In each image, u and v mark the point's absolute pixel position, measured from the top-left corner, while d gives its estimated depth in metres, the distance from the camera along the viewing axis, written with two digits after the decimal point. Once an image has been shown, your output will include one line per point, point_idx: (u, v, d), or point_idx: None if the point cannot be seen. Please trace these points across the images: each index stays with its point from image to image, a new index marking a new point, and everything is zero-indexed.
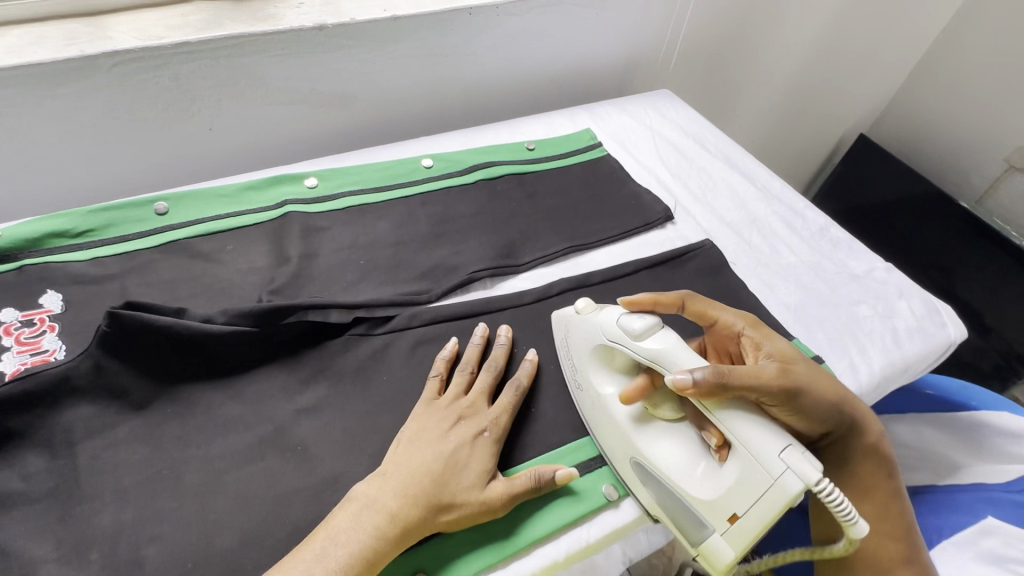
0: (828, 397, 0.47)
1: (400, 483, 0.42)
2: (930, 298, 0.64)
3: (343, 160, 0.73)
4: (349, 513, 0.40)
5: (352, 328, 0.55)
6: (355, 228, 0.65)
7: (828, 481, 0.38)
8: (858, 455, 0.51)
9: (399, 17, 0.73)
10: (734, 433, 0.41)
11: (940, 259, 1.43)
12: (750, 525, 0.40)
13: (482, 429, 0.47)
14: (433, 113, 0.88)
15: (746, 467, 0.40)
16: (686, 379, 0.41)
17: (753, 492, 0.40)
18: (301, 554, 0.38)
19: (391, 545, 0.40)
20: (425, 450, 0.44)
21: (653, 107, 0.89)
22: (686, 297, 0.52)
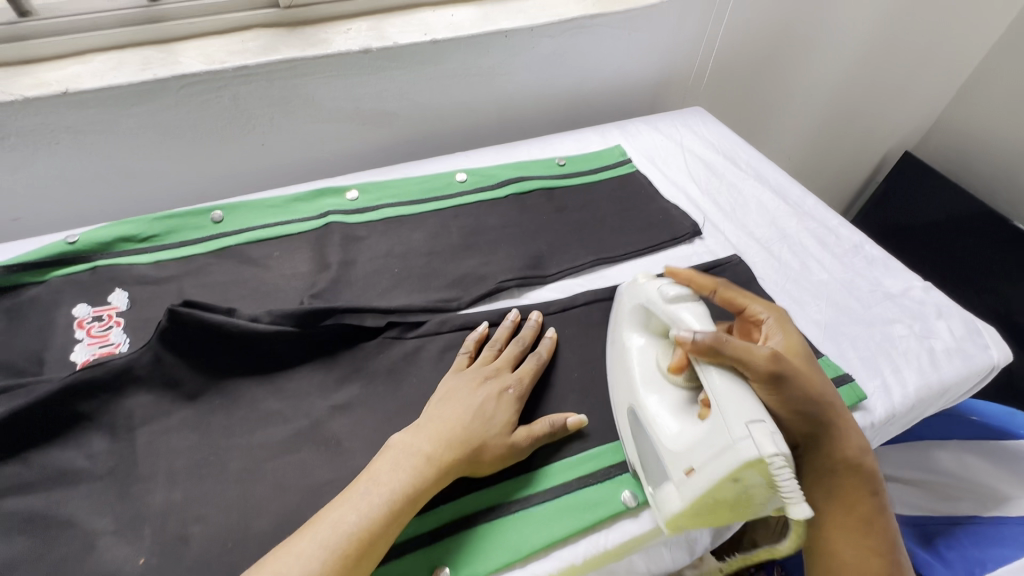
0: (812, 397, 0.47)
1: (434, 430, 0.46)
2: (972, 318, 0.62)
3: (382, 174, 0.77)
4: (389, 458, 0.44)
5: (385, 332, 0.58)
6: (391, 237, 0.69)
7: (778, 455, 0.39)
8: (843, 467, 0.49)
9: (438, 41, 0.77)
10: (718, 393, 0.43)
11: (994, 282, 1.36)
12: (701, 479, 0.41)
13: (507, 388, 0.51)
14: (468, 130, 0.91)
15: (716, 425, 0.42)
16: (688, 336, 0.45)
17: (713, 449, 0.41)
18: (349, 494, 0.42)
19: (428, 485, 0.44)
20: (456, 403, 0.49)
21: (685, 124, 0.91)
22: (719, 285, 0.54)
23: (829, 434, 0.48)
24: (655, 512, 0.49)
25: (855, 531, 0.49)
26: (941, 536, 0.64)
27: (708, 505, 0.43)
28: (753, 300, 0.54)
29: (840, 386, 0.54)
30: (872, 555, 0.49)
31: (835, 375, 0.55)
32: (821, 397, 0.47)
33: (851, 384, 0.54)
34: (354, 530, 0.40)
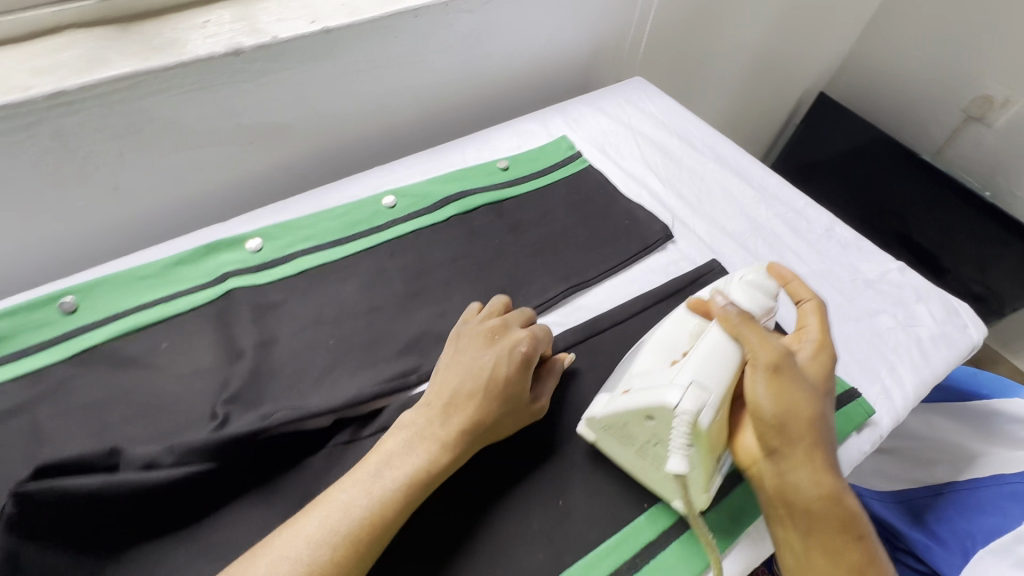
0: (795, 407, 0.41)
1: (443, 408, 0.43)
2: (947, 297, 0.61)
3: (288, 210, 0.62)
4: (402, 439, 0.42)
5: (334, 435, 0.46)
6: (316, 297, 0.55)
7: (688, 413, 0.40)
8: (828, 503, 0.40)
9: (331, 30, 0.60)
10: (704, 348, 0.44)
11: (894, 205, 1.45)
12: (628, 399, 0.43)
13: (517, 347, 0.46)
14: (385, 133, 0.76)
15: (675, 369, 0.43)
16: (720, 300, 0.47)
17: (654, 386, 0.43)
18: (355, 477, 0.40)
19: (443, 468, 0.41)
20: (465, 366, 0.45)
21: (628, 100, 0.81)
22: (809, 297, 0.50)
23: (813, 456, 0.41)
24: None
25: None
26: (931, 511, 0.64)
27: (626, 438, 0.44)
28: (817, 317, 0.48)
29: (847, 403, 0.51)
30: None
31: (841, 392, 0.52)
32: (812, 411, 0.42)
33: (858, 399, 0.52)
34: (365, 514, 0.38)
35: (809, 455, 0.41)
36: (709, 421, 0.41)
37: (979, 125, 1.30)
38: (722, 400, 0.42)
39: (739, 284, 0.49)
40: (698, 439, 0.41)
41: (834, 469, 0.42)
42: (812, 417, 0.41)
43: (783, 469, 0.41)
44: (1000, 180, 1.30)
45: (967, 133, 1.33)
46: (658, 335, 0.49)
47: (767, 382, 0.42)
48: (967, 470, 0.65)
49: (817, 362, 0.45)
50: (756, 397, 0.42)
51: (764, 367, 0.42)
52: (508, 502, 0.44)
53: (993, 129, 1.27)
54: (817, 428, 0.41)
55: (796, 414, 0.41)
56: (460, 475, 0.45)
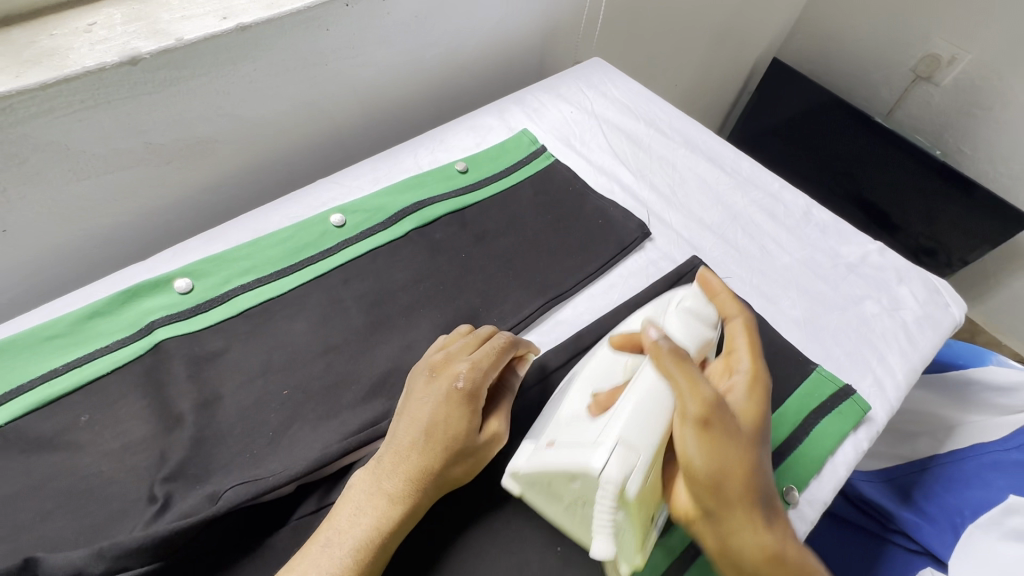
0: (723, 458, 0.38)
1: (389, 460, 0.40)
2: (926, 276, 0.60)
3: (221, 239, 0.54)
4: (352, 500, 0.39)
5: (299, 505, 0.41)
6: (264, 340, 0.48)
7: (613, 482, 0.36)
8: (762, 558, 0.38)
9: (249, 26, 0.52)
10: (635, 400, 0.40)
11: (848, 165, 1.45)
12: (551, 456, 0.39)
13: (455, 380, 0.41)
14: (326, 139, 0.68)
15: (592, 429, 0.40)
16: (652, 333, 0.43)
17: (581, 444, 0.39)
18: (309, 549, 0.36)
19: (397, 526, 0.38)
20: (406, 412, 0.41)
21: (589, 84, 0.76)
22: (741, 316, 0.47)
23: (750, 507, 0.38)
24: None
25: None
26: (918, 488, 0.65)
27: (555, 500, 0.39)
28: (746, 338, 0.45)
29: (843, 401, 0.49)
30: None
31: (837, 389, 0.50)
32: (727, 459, 0.38)
33: (853, 396, 0.50)
34: None
35: (749, 512, 0.38)
36: (638, 486, 0.37)
37: (927, 85, 1.32)
38: (652, 456, 0.38)
39: (678, 314, 0.46)
40: (624, 512, 0.37)
41: (777, 520, 0.39)
42: (751, 476, 0.38)
43: (723, 525, 0.38)
44: (948, 138, 1.33)
45: (916, 93, 1.35)
46: (589, 369, 0.46)
47: (692, 447, 0.38)
48: (950, 442, 0.66)
49: (750, 402, 0.41)
50: (688, 459, 0.38)
51: (694, 424, 0.38)
52: (503, 556, 0.40)
53: (941, 88, 1.30)
54: (753, 481, 0.38)
55: (726, 471, 0.37)
56: (448, 534, 0.41)
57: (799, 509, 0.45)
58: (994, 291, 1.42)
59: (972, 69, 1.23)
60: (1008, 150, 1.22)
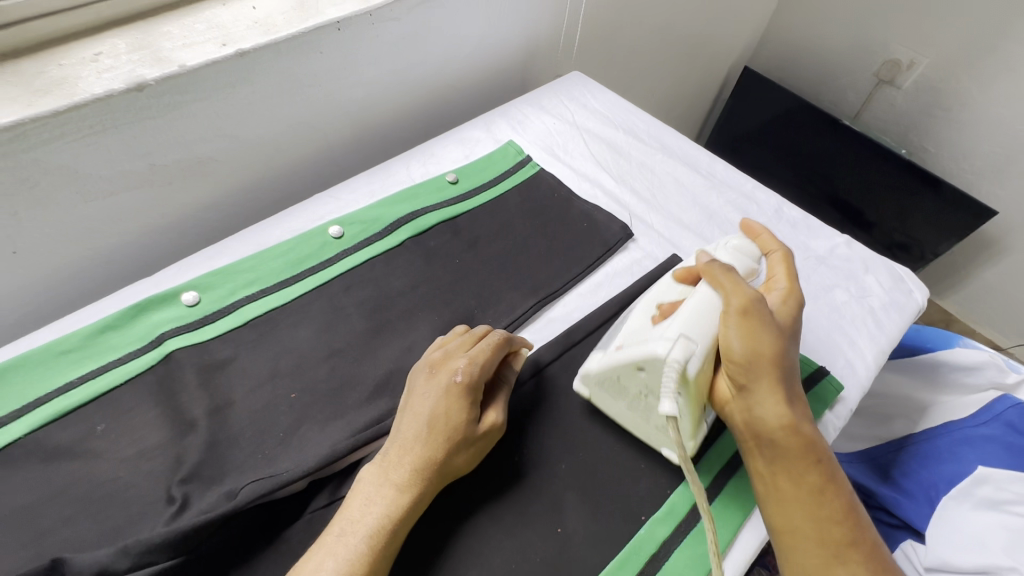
0: (774, 372, 0.43)
1: (396, 453, 0.42)
2: (891, 265, 0.64)
3: (225, 254, 0.57)
4: (362, 491, 0.41)
5: (312, 500, 0.43)
6: (270, 348, 0.51)
7: (678, 362, 0.42)
8: (794, 448, 0.42)
9: (246, 52, 0.55)
10: (688, 305, 0.45)
11: (821, 166, 1.52)
12: (621, 356, 0.45)
13: (454, 374, 0.44)
14: (321, 156, 0.71)
15: (653, 331, 0.45)
16: (705, 256, 0.50)
17: (642, 342, 0.45)
18: (324, 539, 0.39)
19: (406, 512, 0.40)
20: (409, 407, 0.44)
21: (570, 96, 0.80)
22: (778, 249, 0.52)
23: (800, 437, 0.42)
24: None
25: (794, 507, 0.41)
26: (896, 467, 0.68)
27: (619, 390, 0.47)
28: (783, 266, 0.50)
29: (817, 382, 0.53)
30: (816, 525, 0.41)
31: (812, 371, 0.54)
32: (778, 371, 0.43)
33: (828, 377, 0.53)
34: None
35: (795, 442, 0.42)
36: (694, 369, 0.42)
37: (889, 88, 1.40)
38: (707, 349, 0.44)
39: (727, 249, 0.52)
40: (684, 393, 0.43)
41: (823, 460, 0.43)
42: (779, 366, 0.43)
43: (777, 452, 0.43)
44: (912, 138, 1.41)
45: (880, 96, 1.42)
46: (650, 294, 0.50)
47: (730, 342, 0.44)
48: (924, 422, 0.70)
49: (787, 309, 0.47)
50: (727, 349, 0.44)
51: (737, 316, 0.44)
52: (506, 539, 0.43)
53: (902, 91, 1.38)
54: (781, 368, 0.43)
55: (773, 396, 0.43)
56: (454, 521, 0.43)
57: None
58: (965, 282, 1.48)
59: (930, 72, 1.31)
60: (969, 146, 1.30)
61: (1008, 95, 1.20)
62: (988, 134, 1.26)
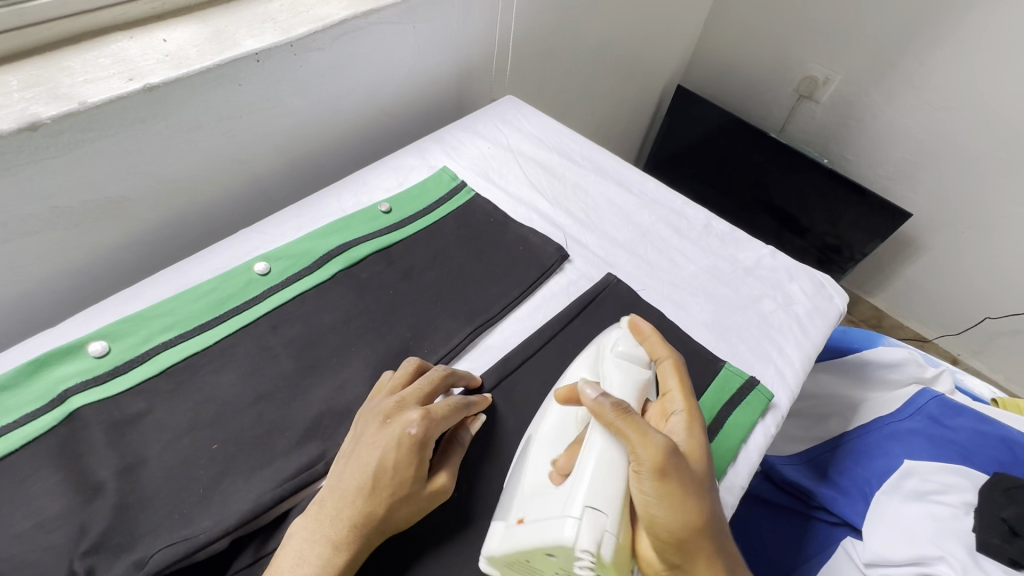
0: (707, 535, 0.42)
1: (333, 506, 0.40)
2: (813, 272, 0.67)
3: (139, 297, 0.53)
4: (295, 547, 0.40)
5: (236, 559, 0.40)
6: (189, 397, 0.48)
7: (590, 553, 0.37)
8: None
9: (156, 86, 0.53)
10: (591, 467, 0.41)
11: (753, 176, 1.60)
12: (528, 535, 0.40)
13: (408, 426, 0.42)
14: (247, 188, 0.69)
15: (559, 498, 0.41)
16: (589, 392, 0.44)
17: (553, 517, 0.40)
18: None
19: (342, 570, 0.39)
20: (356, 456, 0.42)
21: (504, 120, 0.81)
22: (669, 359, 0.50)
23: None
24: None
25: None
26: (833, 466, 0.70)
27: (529, 565, 0.41)
28: (676, 379, 0.48)
29: (750, 392, 0.54)
30: None
31: (743, 382, 0.55)
32: (710, 530, 0.42)
33: (758, 386, 0.55)
34: None
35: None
36: (613, 550, 0.38)
37: (809, 102, 1.49)
38: (620, 523, 0.39)
39: (612, 361, 0.49)
40: (604, 570, 0.39)
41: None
42: (706, 524, 0.41)
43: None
44: (834, 148, 1.51)
45: (802, 110, 1.52)
46: (545, 429, 0.48)
47: (663, 516, 0.40)
48: (855, 420, 0.73)
49: (693, 440, 0.45)
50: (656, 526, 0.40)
51: (657, 486, 0.41)
52: None
53: (821, 105, 1.47)
54: (707, 523, 0.41)
55: (715, 568, 0.42)
56: (390, 567, 0.41)
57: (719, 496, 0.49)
58: (889, 281, 1.59)
59: (843, 87, 1.41)
60: (882, 155, 1.41)
61: (912, 108, 1.31)
62: (897, 144, 1.37)
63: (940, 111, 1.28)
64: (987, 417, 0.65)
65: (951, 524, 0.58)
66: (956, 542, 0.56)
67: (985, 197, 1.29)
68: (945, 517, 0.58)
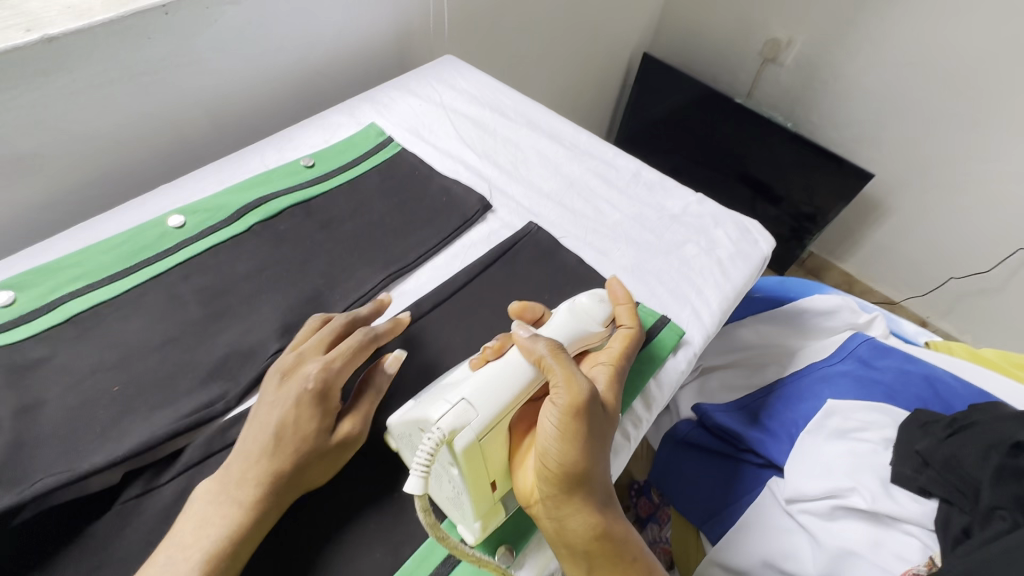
0: (592, 483, 0.42)
1: (238, 468, 0.40)
2: (739, 219, 0.68)
3: (49, 251, 0.53)
4: (197, 511, 0.39)
5: (123, 491, 0.41)
6: (94, 343, 0.48)
7: (441, 430, 0.37)
8: (597, 546, 0.42)
9: (56, 37, 0.52)
10: (492, 373, 0.42)
11: (721, 143, 1.59)
12: (409, 411, 0.41)
13: (303, 382, 0.42)
14: (173, 148, 0.69)
15: (450, 390, 0.42)
16: (522, 332, 0.45)
17: (432, 402, 0.41)
18: (152, 568, 0.36)
19: (248, 530, 0.38)
20: (257, 418, 0.43)
21: (439, 78, 0.80)
22: (628, 329, 0.51)
23: (616, 548, 0.43)
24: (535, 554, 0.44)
25: None
26: (764, 409, 0.70)
27: (411, 444, 0.42)
28: (622, 344, 0.49)
29: (660, 330, 0.55)
30: None
31: (654, 322, 0.56)
32: (593, 481, 0.42)
33: (669, 324, 0.56)
34: None
35: (607, 557, 0.42)
36: (466, 443, 0.38)
37: (774, 66, 1.48)
38: (491, 423, 0.40)
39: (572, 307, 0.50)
40: (453, 453, 0.38)
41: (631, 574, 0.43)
42: (588, 473, 0.41)
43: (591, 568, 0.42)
44: (800, 112, 1.50)
45: (768, 74, 1.51)
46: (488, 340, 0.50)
47: (549, 452, 0.41)
48: (789, 366, 0.74)
49: (610, 391, 0.46)
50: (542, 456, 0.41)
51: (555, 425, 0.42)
52: (340, 510, 0.42)
53: (785, 68, 1.46)
54: (590, 474, 0.42)
55: (592, 520, 0.41)
56: None
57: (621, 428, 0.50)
58: (858, 245, 1.58)
59: (807, 48, 1.40)
60: (847, 117, 1.40)
61: (873, 66, 1.30)
62: (861, 104, 1.37)
63: (900, 69, 1.27)
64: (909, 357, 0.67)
65: (869, 460, 0.59)
66: (871, 474, 0.57)
67: (946, 156, 1.29)
68: (864, 453, 0.59)
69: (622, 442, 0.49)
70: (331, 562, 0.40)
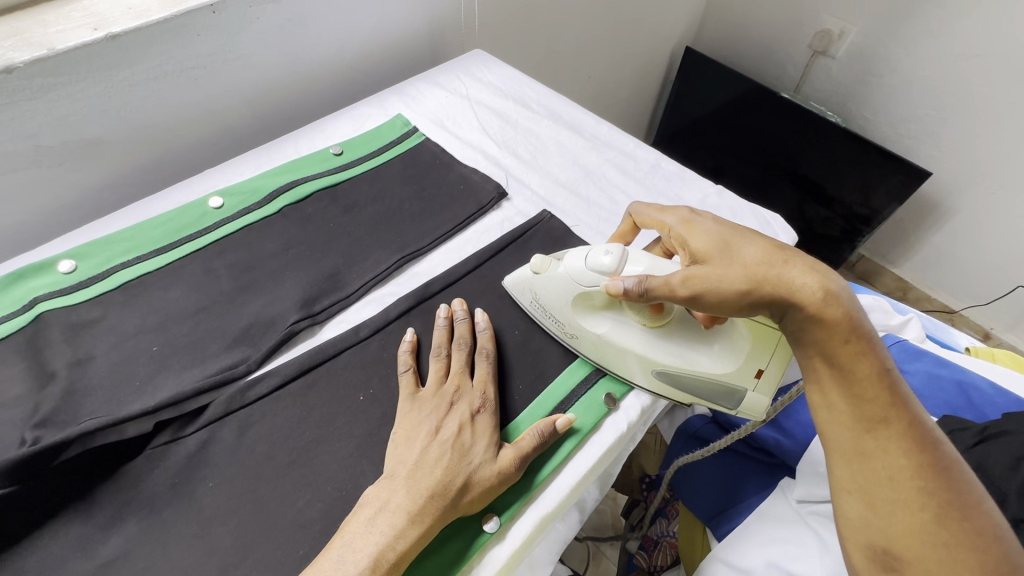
0: (806, 281, 0.43)
1: (410, 477, 0.42)
2: (759, 212, 0.67)
3: (106, 227, 0.59)
4: (361, 519, 0.40)
5: (154, 438, 0.46)
6: (139, 308, 0.54)
7: None
8: (812, 328, 0.43)
9: (118, 35, 0.58)
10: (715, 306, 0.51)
11: (765, 140, 1.52)
12: (774, 369, 0.52)
13: (476, 408, 0.47)
14: (219, 137, 0.75)
15: (755, 334, 0.51)
16: (629, 287, 0.49)
17: (769, 348, 0.51)
18: (320, 566, 0.38)
19: (414, 543, 0.39)
20: (421, 436, 0.45)
21: (466, 71, 0.82)
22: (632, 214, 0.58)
23: (828, 350, 0.42)
24: (523, 523, 0.45)
25: (839, 384, 0.42)
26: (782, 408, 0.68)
27: (730, 390, 0.54)
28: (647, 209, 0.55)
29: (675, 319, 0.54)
30: (862, 388, 0.41)
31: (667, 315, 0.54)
32: (795, 278, 0.43)
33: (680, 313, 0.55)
34: None
35: (856, 347, 0.41)
36: None
37: (824, 59, 1.41)
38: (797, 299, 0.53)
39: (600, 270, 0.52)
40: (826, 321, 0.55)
41: (886, 366, 0.41)
42: (750, 292, 0.44)
43: (831, 360, 0.42)
44: (851, 107, 1.42)
45: (817, 67, 1.44)
46: (623, 340, 0.53)
47: (713, 297, 0.45)
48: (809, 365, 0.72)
49: (697, 225, 0.50)
50: (721, 307, 0.46)
51: (696, 292, 0.46)
52: (342, 468, 0.46)
53: (837, 61, 1.39)
54: (749, 292, 0.44)
55: (838, 301, 0.42)
56: (294, 453, 0.46)
57: (620, 412, 0.53)
58: (915, 249, 1.49)
59: (860, 40, 1.33)
60: (903, 112, 1.32)
61: (932, 58, 1.22)
62: (918, 99, 1.28)
63: (964, 61, 1.18)
64: (945, 361, 0.64)
65: None
66: None
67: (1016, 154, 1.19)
68: None
69: (640, 426, 0.55)
70: (332, 516, 0.43)
